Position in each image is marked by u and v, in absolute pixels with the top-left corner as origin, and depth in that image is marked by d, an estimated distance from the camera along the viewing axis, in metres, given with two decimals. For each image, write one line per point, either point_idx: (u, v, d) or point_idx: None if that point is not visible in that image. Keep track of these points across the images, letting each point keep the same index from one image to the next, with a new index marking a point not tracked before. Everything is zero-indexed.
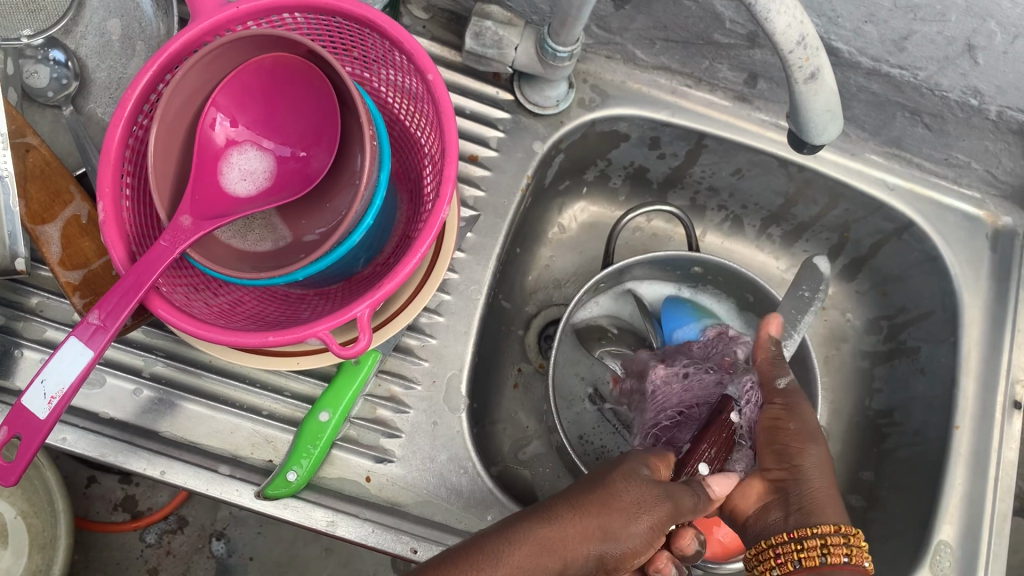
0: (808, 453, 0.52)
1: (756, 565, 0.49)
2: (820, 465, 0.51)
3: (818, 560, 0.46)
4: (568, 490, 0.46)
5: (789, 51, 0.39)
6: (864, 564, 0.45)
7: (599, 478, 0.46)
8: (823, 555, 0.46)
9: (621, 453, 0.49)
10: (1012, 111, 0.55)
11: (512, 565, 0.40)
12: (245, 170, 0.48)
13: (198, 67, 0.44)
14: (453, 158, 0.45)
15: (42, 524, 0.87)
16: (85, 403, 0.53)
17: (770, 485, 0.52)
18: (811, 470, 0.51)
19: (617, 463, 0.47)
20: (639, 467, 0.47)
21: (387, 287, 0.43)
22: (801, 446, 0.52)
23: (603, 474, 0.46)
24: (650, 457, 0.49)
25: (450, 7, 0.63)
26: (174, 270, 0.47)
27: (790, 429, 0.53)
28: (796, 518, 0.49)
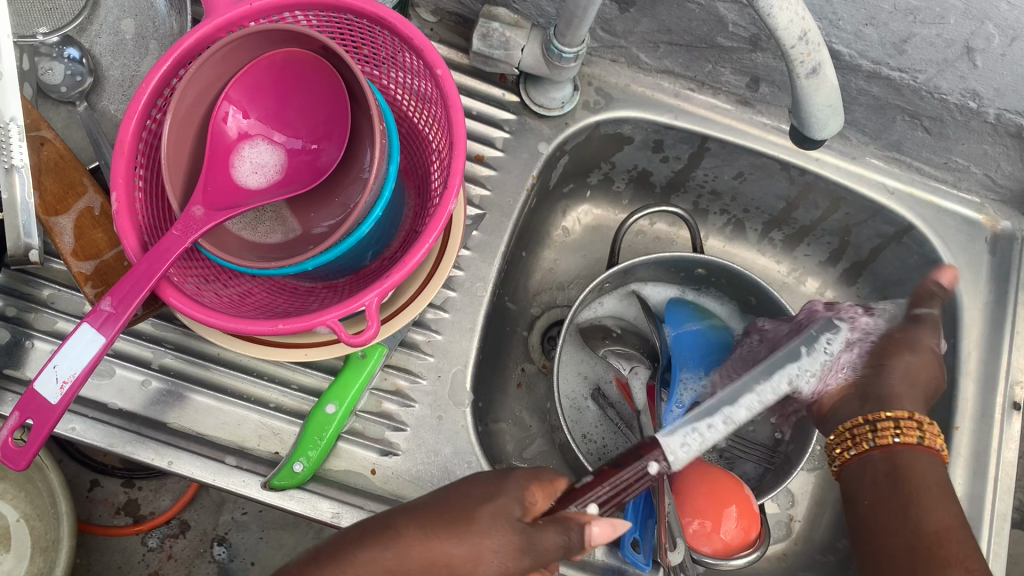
0: (897, 366, 0.60)
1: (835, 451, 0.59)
2: (903, 374, 0.59)
3: (892, 439, 0.56)
4: (411, 518, 0.41)
5: (791, 46, 0.40)
6: (917, 441, 0.55)
7: (461, 500, 0.41)
8: (896, 436, 0.56)
9: (506, 474, 0.44)
10: (1010, 114, 0.56)
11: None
12: (256, 164, 0.49)
13: (211, 62, 0.45)
14: (461, 151, 0.46)
15: (45, 526, 0.87)
16: (94, 394, 0.54)
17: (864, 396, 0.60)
18: (893, 378, 0.59)
19: (489, 488, 0.42)
20: (511, 496, 0.42)
21: (395, 277, 0.44)
22: (900, 355, 0.60)
23: (470, 497, 0.41)
24: (528, 486, 0.43)
25: (457, 10, 0.64)
26: (186, 261, 0.47)
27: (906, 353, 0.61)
28: (874, 406, 0.58)
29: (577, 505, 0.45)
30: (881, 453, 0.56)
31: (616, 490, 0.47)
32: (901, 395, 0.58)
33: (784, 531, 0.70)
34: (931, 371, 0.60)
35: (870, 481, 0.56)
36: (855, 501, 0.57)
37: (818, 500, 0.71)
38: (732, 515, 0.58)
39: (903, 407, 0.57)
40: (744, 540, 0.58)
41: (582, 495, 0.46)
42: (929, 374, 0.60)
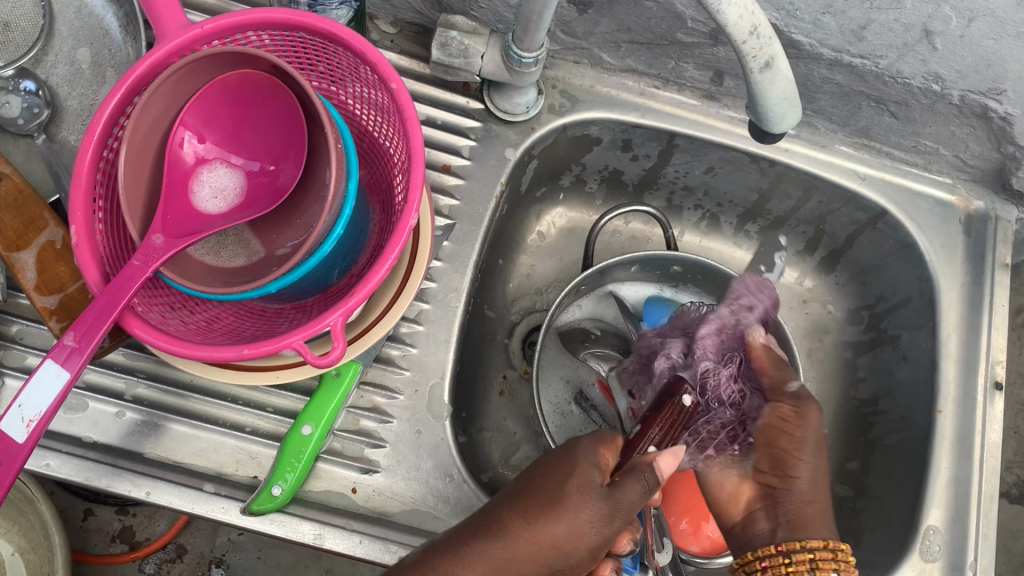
0: (806, 466, 0.51)
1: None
2: (813, 479, 0.51)
3: (805, 569, 0.45)
4: (507, 502, 0.45)
5: (742, 42, 0.40)
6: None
7: (540, 479, 0.46)
8: (812, 570, 0.45)
9: (576, 441, 0.48)
10: (974, 95, 0.56)
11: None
12: (216, 188, 0.48)
13: (164, 88, 0.44)
14: (419, 164, 0.45)
15: (38, 560, 0.87)
16: (67, 428, 0.53)
17: (760, 490, 0.53)
18: (803, 483, 0.51)
19: (566, 459, 0.47)
20: (591, 468, 0.46)
21: (359, 295, 0.44)
22: (799, 455, 0.51)
23: (547, 475, 0.46)
24: (599, 448, 0.48)
25: (416, 19, 0.64)
26: (149, 290, 0.47)
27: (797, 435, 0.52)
28: (785, 534, 0.49)
29: (640, 453, 0.51)
30: None
31: (665, 431, 0.52)
32: (818, 501, 0.50)
33: None
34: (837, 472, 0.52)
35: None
36: None
37: None
38: None
39: (812, 534, 0.48)
40: None
41: (640, 443, 0.51)
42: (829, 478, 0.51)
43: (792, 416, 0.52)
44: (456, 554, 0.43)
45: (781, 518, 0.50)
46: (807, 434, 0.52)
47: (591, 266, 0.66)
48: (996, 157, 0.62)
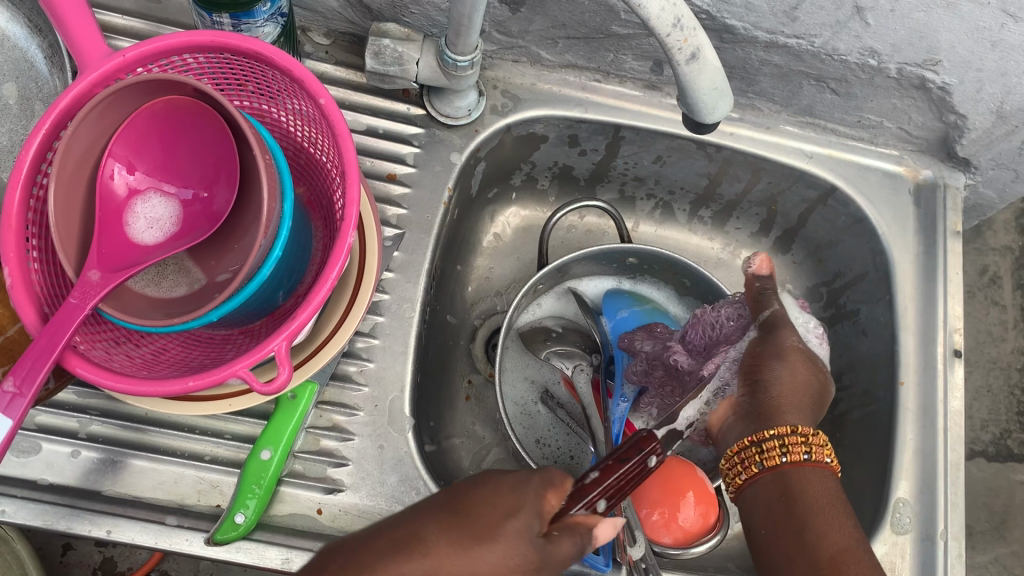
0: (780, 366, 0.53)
1: (728, 473, 0.52)
2: (784, 379, 0.53)
3: (780, 460, 0.48)
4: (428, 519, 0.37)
5: (667, 34, 0.39)
6: (826, 461, 0.48)
7: (472, 506, 0.38)
8: (783, 456, 0.48)
9: (526, 478, 0.41)
10: (911, 67, 0.56)
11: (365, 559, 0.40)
12: (151, 218, 0.47)
13: (87, 121, 0.43)
14: (355, 179, 0.45)
15: None
16: (21, 472, 0.53)
17: (740, 401, 0.54)
18: (776, 385, 0.53)
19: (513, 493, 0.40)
20: (532, 515, 0.39)
21: (302, 316, 0.43)
22: (768, 363, 0.54)
23: (492, 499, 0.39)
24: (557, 472, 0.43)
25: (350, 29, 0.63)
26: (91, 327, 0.46)
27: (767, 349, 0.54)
28: (757, 425, 0.52)
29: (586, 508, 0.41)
30: (772, 475, 0.48)
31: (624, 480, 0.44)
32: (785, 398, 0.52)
33: None
34: (811, 380, 0.54)
35: (764, 508, 0.48)
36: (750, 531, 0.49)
37: None
38: (692, 500, 0.58)
39: (783, 421, 0.51)
40: (705, 525, 0.57)
41: (591, 494, 0.42)
42: (806, 383, 0.53)
43: (765, 337, 0.55)
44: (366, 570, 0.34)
45: (756, 415, 0.52)
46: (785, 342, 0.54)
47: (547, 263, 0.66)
48: (939, 126, 0.62)
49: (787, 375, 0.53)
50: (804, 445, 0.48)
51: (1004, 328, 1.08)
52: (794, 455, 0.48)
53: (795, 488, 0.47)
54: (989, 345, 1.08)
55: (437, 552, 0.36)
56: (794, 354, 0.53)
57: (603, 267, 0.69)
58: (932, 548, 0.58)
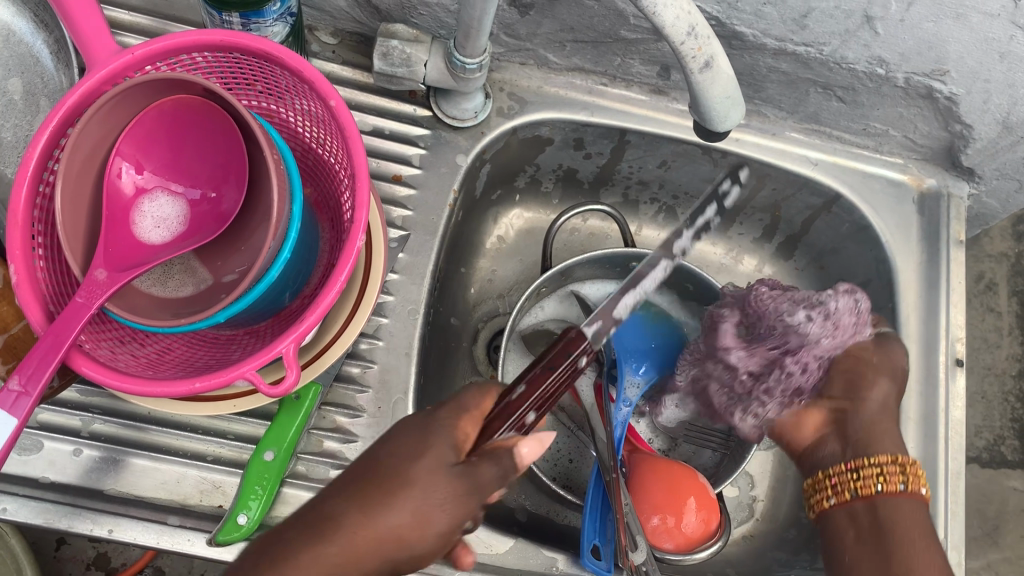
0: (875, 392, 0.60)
1: (813, 493, 0.61)
2: (872, 401, 0.60)
3: (874, 489, 0.56)
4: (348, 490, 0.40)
5: (681, 42, 0.39)
6: (919, 492, 0.56)
7: (383, 464, 0.41)
8: (877, 487, 0.56)
9: (427, 415, 0.42)
10: (919, 77, 0.56)
11: None
12: (158, 218, 0.47)
13: (95, 119, 0.43)
14: (365, 182, 0.44)
15: None
16: (23, 469, 0.52)
17: (827, 416, 0.62)
18: (865, 409, 0.60)
19: (415, 432, 0.41)
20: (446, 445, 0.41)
21: (310, 319, 0.43)
22: (868, 381, 0.60)
23: (397, 448, 0.41)
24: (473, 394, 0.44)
25: (357, 29, 0.63)
26: (96, 326, 0.46)
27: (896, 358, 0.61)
28: (853, 450, 0.59)
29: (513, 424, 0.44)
30: (862, 503, 0.57)
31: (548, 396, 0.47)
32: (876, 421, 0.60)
33: (749, 512, 0.70)
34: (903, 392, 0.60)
35: (852, 536, 0.56)
36: (831, 555, 0.58)
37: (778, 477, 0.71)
38: (693, 506, 0.58)
39: (881, 448, 0.58)
40: (707, 530, 0.58)
41: (519, 410, 0.44)
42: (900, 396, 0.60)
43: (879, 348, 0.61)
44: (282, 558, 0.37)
45: (849, 439, 0.60)
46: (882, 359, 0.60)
47: (551, 266, 0.66)
48: (945, 136, 0.62)
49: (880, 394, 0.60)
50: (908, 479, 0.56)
51: (999, 334, 1.08)
52: (889, 486, 0.56)
53: (887, 520, 0.55)
54: (985, 351, 1.08)
55: (352, 522, 0.38)
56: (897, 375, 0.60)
57: (606, 270, 0.69)
58: None
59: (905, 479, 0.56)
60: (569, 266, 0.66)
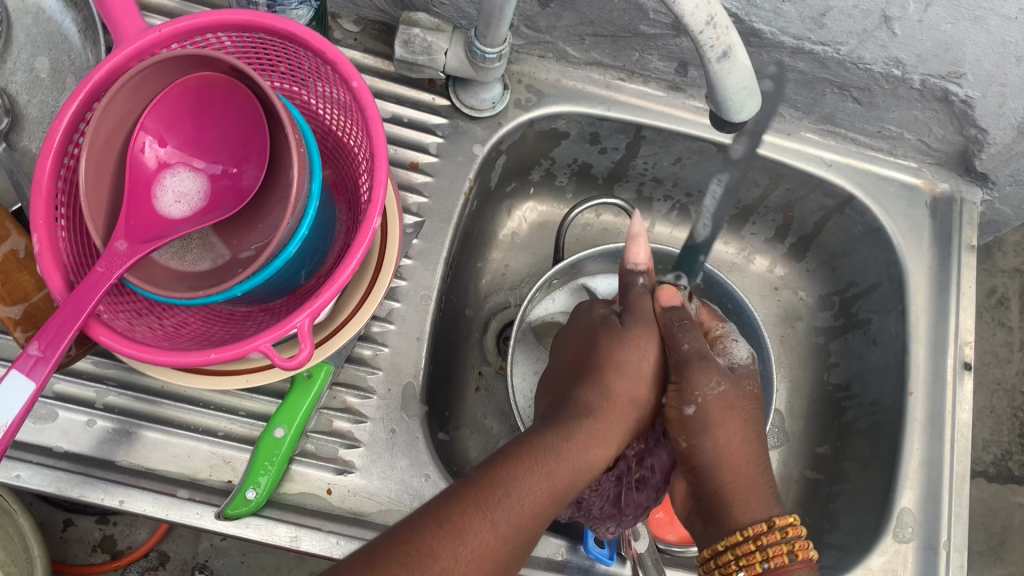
0: (710, 441, 0.50)
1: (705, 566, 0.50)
2: (718, 441, 0.50)
3: (759, 566, 0.46)
4: (599, 391, 0.49)
5: (700, 32, 0.40)
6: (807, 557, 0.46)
7: (618, 381, 0.50)
8: (743, 569, 0.46)
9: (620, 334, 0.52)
10: (935, 79, 0.57)
11: (554, 476, 0.43)
12: (179, 193, 0.48)
13: (121, 93, 0.44)
14: (383, 163, 0.45)
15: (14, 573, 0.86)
16: (37, 438, 0.53)
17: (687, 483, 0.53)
18: (710, 449, 0.50)
19: (639, 361, 0.51)
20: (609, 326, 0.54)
21: (326, 295, 0.44)
22: (708, 429, 0.50)
23: (626, 364, 0.51)
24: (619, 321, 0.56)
25: (380, 17, 0.64)
26: (114, 297, 0.46)
27: (733, 420, 0.51)
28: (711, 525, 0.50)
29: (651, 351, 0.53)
30: None
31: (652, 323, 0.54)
32: (729, 474, 0.50)
33: None
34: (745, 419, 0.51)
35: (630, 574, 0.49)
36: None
37: (783, 476, 0.71)
38: None
39: (736, 522, 0.48)
40: None
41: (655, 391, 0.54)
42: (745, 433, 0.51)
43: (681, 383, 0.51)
44: (538, 447, 0.44)
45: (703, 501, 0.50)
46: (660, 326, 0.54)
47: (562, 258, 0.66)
48: (959, 140, 0.63)
49: (727, 437, 0.50)
50: (795, 546, 0.46)
51: (1010, 349, 1.08)
52: (777, 560, 0.46)
53: None
54: (995, 366, 1.08)
55: (608, 401, 0.49)
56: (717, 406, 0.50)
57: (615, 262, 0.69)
58: (934, 558, 0.58)
59: (790, 549, 0.46)
60: (580, 260, 0.66)
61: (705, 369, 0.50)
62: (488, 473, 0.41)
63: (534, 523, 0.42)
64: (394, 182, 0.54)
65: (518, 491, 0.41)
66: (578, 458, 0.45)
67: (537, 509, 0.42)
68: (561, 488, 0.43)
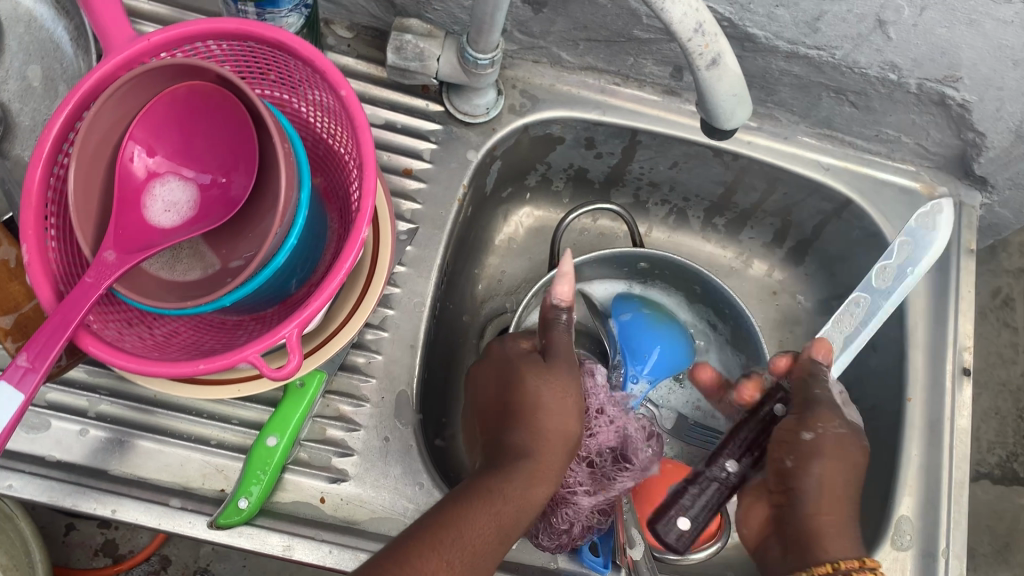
0: (818, 466, 0.51)
1: None
2: (821, 481, 0.50)
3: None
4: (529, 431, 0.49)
5: (688, 39, 0.39)
6: None
7: (541, 416, 0.49)
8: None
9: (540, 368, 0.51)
10: (931, 83, 0.56)
11: (495, 519, 0.44)
12: (169, 202, 0.48)
13: (109, 103, 0.44)
14: (372, 171, 0.45)
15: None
16: (29, 448, 0.53)
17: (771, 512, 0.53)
18: (811, 488, 0.50)
19: (558, 396, 0.50)
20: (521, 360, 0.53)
21: (314, 305, 0.43)
22: (807, 462, 0.51)
23: (547, 407, 0.49)
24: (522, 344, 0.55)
25: (373, 23, 0.63)
26: (104, 307, 0.46)
27: (844, 462, 0.51)
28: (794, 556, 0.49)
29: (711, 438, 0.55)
30: None
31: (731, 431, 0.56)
32: (825, 511, 0.50)
33: None
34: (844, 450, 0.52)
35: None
36: None
37: None
38: None
39: (822, 555, 0.47)
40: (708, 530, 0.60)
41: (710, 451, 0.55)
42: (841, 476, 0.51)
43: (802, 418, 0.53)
44: (483, 490, 0.45)
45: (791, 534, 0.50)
46: (822, 395, 0.54)
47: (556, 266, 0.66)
48: (957, 143, 0.62)
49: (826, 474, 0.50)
50: None
51: (1015, 351, 1.07)
52: None
53: None
54: (999, 367, 1.07)
55: (543, 435, 0.49)
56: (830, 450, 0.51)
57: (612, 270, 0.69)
58: (933, 565, 0.58)
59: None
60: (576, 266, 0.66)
61: (830, 411, 0.52)
62: (442, 517, 0.43)
63: (486, 560, 0.43)
64: (386, 189, 0.54)
65: (467, 535, 0.42)
66: (519, 498, 0.45)
67: (485, 552, 0.43)
68: (508, 527, 0.44)
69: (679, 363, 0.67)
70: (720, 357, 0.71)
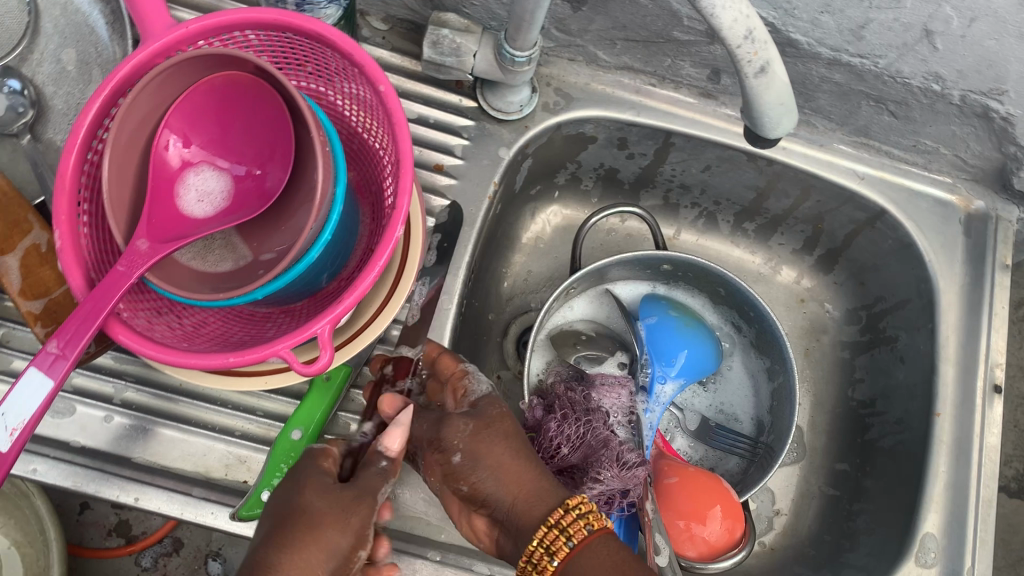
0: (484, 468, 0.48)
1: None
2: (494, 472, 0.48)
3: (566, 547, 0.43)
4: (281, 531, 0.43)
5: (737, 46, 0.39)
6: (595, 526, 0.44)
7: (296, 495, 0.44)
8: (553, 557, 0.43)
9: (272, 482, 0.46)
10: (975, 95, 0.55)
11: None
12: (202, 192, 0.47)
13: (147, 91, 0.43)
14: (408, 168, 0.44)
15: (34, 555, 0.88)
16: (55, 432, 0.53)
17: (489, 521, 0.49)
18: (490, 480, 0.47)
19: (305, 475, 0.45)
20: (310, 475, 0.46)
21: (346, 302, 0.43)
22: (481, 445, 0.48)
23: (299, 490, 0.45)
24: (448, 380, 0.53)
25: (408, 16, 0.63)
26: (135, 295, 0.46)
27: (507, 443, 0.49)
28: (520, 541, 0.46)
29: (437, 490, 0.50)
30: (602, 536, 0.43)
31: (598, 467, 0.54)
32: (517, 494, 0.47)
33: (769, 524, 0.70)
34: (511, 432, 0.50)
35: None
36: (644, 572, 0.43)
37: (803, 491, 0.71)
38: (718, 514, 0.59)
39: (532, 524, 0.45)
40: (728, 539, 0.59)
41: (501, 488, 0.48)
42: (507, 440, 0.49)
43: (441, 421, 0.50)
44: None
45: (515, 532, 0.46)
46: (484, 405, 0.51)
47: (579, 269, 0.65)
48: (997, 156, 0.61)
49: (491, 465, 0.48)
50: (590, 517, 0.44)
51: None
52: (578, 536, 0.43)
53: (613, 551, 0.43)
54: None
55: (282, 534, 0.43)
56: (483, 434, 0.49)
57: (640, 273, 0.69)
58: None
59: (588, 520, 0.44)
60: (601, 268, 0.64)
61: (450, 423, 0.49)
62: None
63: None
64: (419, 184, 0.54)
65: None
66: None
67: None
68: None
69: (706, 366, 0.66)
70: (745, 362, 0.71)
